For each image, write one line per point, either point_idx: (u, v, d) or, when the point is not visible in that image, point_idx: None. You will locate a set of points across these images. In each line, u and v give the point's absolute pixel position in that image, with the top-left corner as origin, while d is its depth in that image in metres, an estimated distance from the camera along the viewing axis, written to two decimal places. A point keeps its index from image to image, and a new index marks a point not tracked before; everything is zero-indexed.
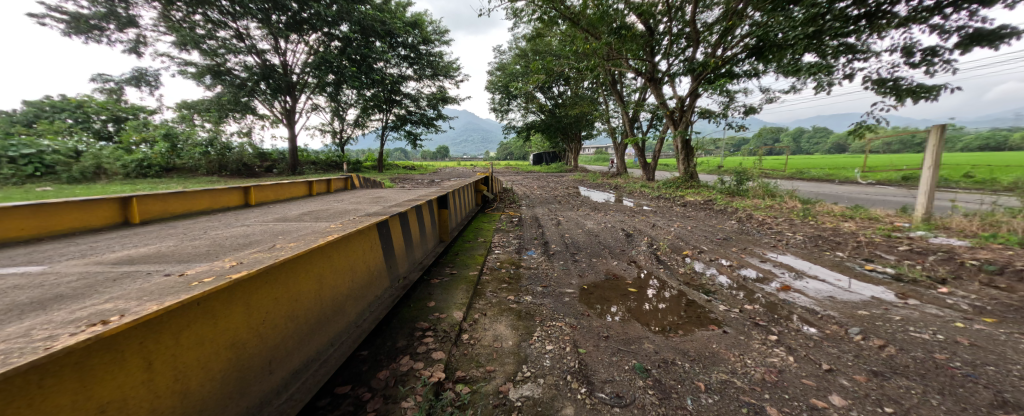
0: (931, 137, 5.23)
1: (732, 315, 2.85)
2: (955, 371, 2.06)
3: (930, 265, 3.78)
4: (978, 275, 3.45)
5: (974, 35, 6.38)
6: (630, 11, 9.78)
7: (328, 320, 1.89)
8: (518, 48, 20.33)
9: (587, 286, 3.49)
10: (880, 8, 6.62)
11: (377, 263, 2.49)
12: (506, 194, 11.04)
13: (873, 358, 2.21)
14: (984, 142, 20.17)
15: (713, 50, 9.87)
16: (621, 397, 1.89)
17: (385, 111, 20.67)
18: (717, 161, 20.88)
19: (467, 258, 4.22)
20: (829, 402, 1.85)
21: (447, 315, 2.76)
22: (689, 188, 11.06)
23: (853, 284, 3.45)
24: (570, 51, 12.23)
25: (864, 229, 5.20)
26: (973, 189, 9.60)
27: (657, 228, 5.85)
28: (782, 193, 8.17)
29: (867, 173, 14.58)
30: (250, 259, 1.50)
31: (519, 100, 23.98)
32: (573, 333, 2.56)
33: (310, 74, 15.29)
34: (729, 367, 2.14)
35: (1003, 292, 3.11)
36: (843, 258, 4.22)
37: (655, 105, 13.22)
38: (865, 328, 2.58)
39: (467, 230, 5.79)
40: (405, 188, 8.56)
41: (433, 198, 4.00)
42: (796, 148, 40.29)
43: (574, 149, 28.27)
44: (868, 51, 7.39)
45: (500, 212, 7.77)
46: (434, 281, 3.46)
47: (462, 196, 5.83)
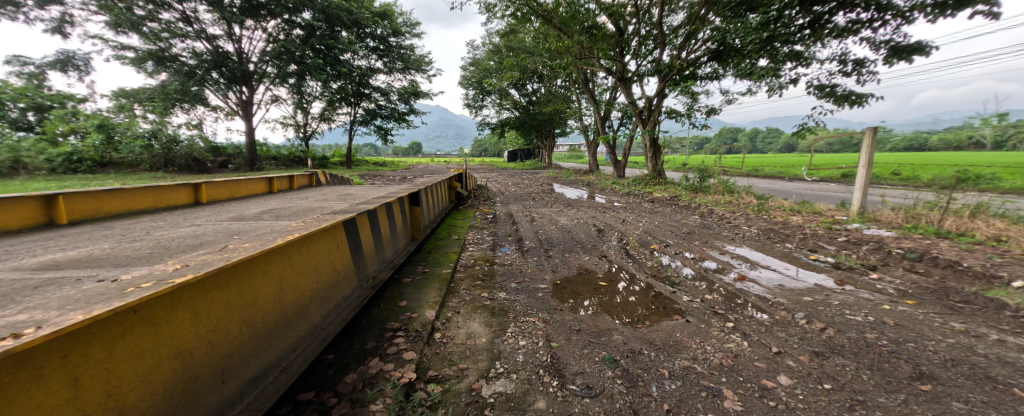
0: (866, 139, 5.75)
1: (694, 305, 3.00)
2: (882, 348, 2.29)
3: (864, 254, 4.17)
4: (902, 262, 3.86)
5: (896, 49, 7.10)
6: (601, 11, 9.99)
7: (291, 324, 1.81)
8: (492, 43, 20.12)
9: (559, 282, 3.55)
10: (822, 18, 7.21)
11: (344, 263, 2.39)
12: (479, 191, 11.01)
13: (816, 339, 2.42)
14: (906, 143, 22.68)
15: (678, 53, 10.24)
16: (591, 388, 1.95)
17: (353, 105, 19.86)
18: (681, 158, 21.85)
19: (440, 256, 4.15)
20: (778, 382, 1.99)
21: (419, 314, 2.71)
22: (656, 185, 11.52)
23: (799, 272, 3.76)
24: (542, 49, 12.31)
25: (808, 222, 5.66)
26: (898, 185, 10.70)
27: (626, 224, 6.05)
28: (741, 190, 8.67)
29: (813, 171, 15.84)
30: (197, 262, 1.40)
31: (493, 96, 23.85)
32: (545, 328, 2.59)
33: (268, 63, 14.45)
34: (690, 353, 2.27)
35: (921, 276, 3.51)
36: (791, 249, 4.56)
37: (625, 105, 13.58)
38: (809, 313, 2.81)
39: (440, 228, 5.70)
40: (376, 185, 8.31)
41: (404, 196, 3.90)
42: (752, 148, 42.87)
43: (548, 147, 28.63)
44: (811, 59, 8.02)
45: (474, 209, 7.72)
46: (406, 280, 3.39)
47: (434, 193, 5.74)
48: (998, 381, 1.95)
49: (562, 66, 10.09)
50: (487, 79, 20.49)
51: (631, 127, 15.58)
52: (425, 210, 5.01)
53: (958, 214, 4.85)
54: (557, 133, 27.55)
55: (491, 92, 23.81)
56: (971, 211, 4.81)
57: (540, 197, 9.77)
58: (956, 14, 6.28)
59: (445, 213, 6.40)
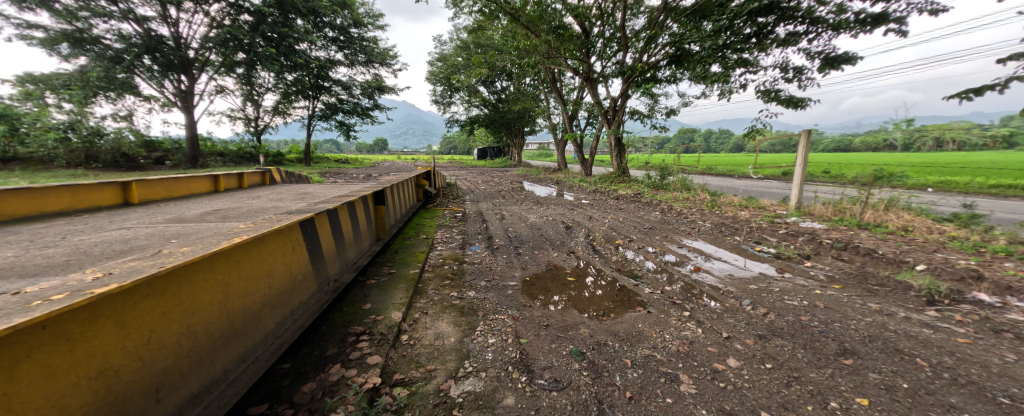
0: (802, 140, 6.33)
1: (655, 296, 3.16)
2: (814, 329, 2.55)
3: (800, 244, 4.61)
4: (830, 250, 4.31)
5: (829, 59, 7.88)
6: (568, 12, 10.15)
7: (239, 333, 1.69)
8: (459, 39, 19.82)
9: (528, 278, 3.59)
10: (765, 29, 7.83)
11: (301, 266, 2.26)
12: (448, 189, 10.85)
13: (760, 324, 2.64)
14: (836, 145, 25.25)
15: (640, 55, 10.63)
16: (558, 382, 1.99)
17: (311, 98, 18.75)
18: (644, 156, 22.80)
19: (407, 256, 4.05)
20: (727, 365, 2.15)
21: (384, 316, 2.63)
22: (621, 183, 11.96)
23: (747, 263, 4.08)
24: (511, 46, 12.33)
25: (754, 216, 6.15)
26: (828, 182, 11.90)
27: (593, 220, 6.24)
28: (697, 187, 9.21)
29: (759, 169, 17.19)
30: (124, 269, 1.26)
31: (461, 93, 23.50)
32: (515, 325, 2.62)
33: (211, 50, 13.26)
34: (651, 342, 2.39)
35: (846, 263, 3.94)
36: (740, 241, 4.93)
37: (591, 105, 13.93)
38: (754, 299, 3.06)
39: (408, 227, 5.56)
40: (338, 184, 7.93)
41: (368, 194, 3.76)
42: (706, 148, 45.70)
43: (516, 145, 28.75)
44: (757, 65, 8.69)
45: (443, 207, 7.60)
46: (370, 281, 3.27)
47: (401, 192, 5.59)
48: (904, 352, 2.24)
49: (531, 65, 10.15)
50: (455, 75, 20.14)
51: (596, 126, 16.04)
52: (391, 208, 4.86)
53: (876, 206, 5.49)
54: (526, 131, 27.70)
55: (460, 89, 23.45)
56: (886, 204, 5.47)
57: (510, 195, 9.80)
58: (874, 30, 7.08)
59: (412, 211, 6.25)
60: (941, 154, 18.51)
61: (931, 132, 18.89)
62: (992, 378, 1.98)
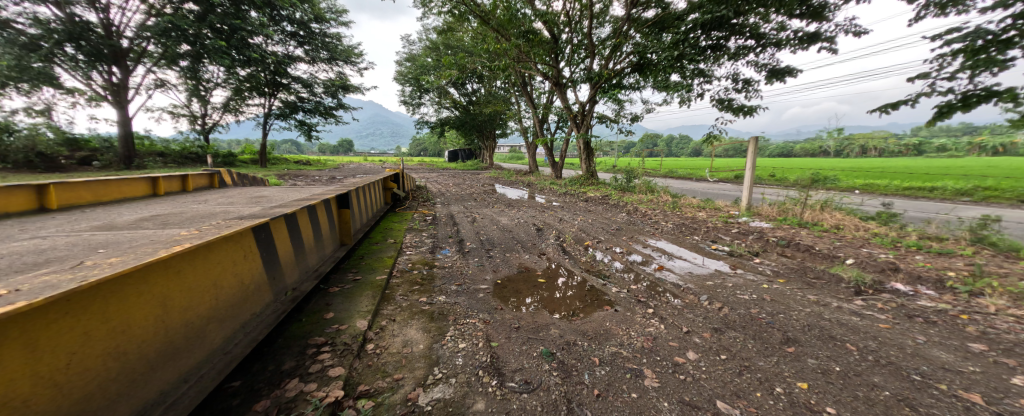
0: (750, 146, 6.84)
1: (622, 295, 3.27)
2: (762, 320, 2.76)
3: (751, 242, 4.97)
4: (777, 247, 4.69)
5: (773, 71, 8.59)
6: (537, 18, 10.30)
7: (179, 352, 1.54)
8: (428, 39, 19.53)
9: (500, 281, 3.59)
10: (718, 43, 8.40)
11: (254, 276, 2.11)
12: (418, 192, 10.61)
13: (716, 317, 2.81)
14: (781, 151, 27.51)
15: (606, 62, 10.99)
16: (529, 383, 2.01)
17: (267, 95, 17.62)
18: (611, 159, 23.57)
19: (374, 262, 3.91)
20: (686, 358, 2.27)
21: (348, 325, 2.52)
22: (589, 185, 12.28)
23: (704, 260, 4.33)
24: (481, 49, 12.32)
25: (711, 217, 6.56)
26: (774, 185, 12.92)
27: (563, 222, 6.36)
28: (660, 189, 9.66)
29: (715, 172, 18.32)
30: (37, 285, 1.13)
31: (431, 94, 23.11)
32: (485, 328, 2.61)
33: (149, 40, 12.12)
34: (618, 340, 2.47)
35: (790, 259, 4.31)
36: (698, 241, 5.24)
37: (561, 109, 14.22)
38: (710, 295, 3.26)
39: (375, 231, 5.38)
40: (298, 186, 7.52)
41: (331, 198, 3.59)
42: (668, 153, 48.01)
43: (488, 148, 28.69)
44: (712, 75, 9.27)
45: (412, 210, 7.43)
46: (333, 289, 3.13)
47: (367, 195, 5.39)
48: (837, 338, 2.48)
49: (501, 68, 10.19)
50: (424, 75, 19.80)
51: (566, 130, 16.39)
52: (357, 212, 4.67)
53: (814, 207, 6.05)
54: (497, 133, 27.75)
55: (429, 90, 23.06)
56: (822, 204, 6.05)
57: (481, 198, 9.75)
58: (811, 46, 7.81)
59: (379, 215, 6.05)
60: (867, 160, 20.76)
61: (859, 140, 21.16)
62: (907, 358, 2.24)
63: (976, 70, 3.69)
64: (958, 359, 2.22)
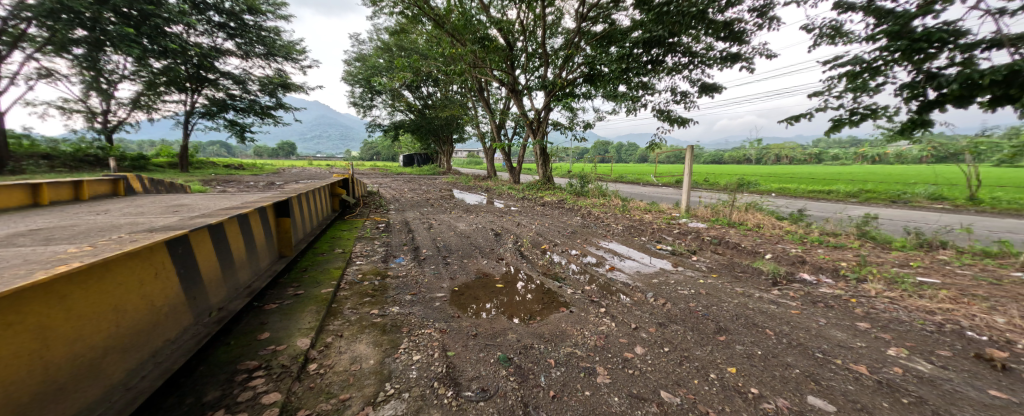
0: (687, 154, 7.47)
1: (576, 296, 3.38)
2: (698, 313, 3.01)
3: (690, 241, 5.41)
4: (712, 245, 5.15)
5: (703, 87, 9.49)
6: (491, 25, 10.35)
7: (64, 392, 1.32)
8: (380, 40, 18.83)
9: (457, 288, 3.53)
10: (657, 58, 9.10)
11: (169, 297, 1.87)
12: (370, 198, 10.12)
13: (660, 312, 3.01)
14: (714, 158, 30.39)
15: (559, 71, 11.37)
16: (486, 391, 1.99)
17: (190, 91, 15.75)
18: (566, 165, 24.30)
19: (319, 273, 3.64)
20: (634, 353, 2.40)
21: (287, 345, 2.32)
22: (546, 190, 12.56)
23: (650, 259, 4.63)
24: (436, 52, 12.15)
25: (656, 218, 7.05)
26: (709, 188, 14.20)
27: (521, 226, 6.43)
28: (611, 193, 10.17)
29: (659, 177, 19.69)
30: None
31: (383, 96, 22.25)
32: (442, 337, 2.54)
33: (32, 23, 10.28)
34: (573, 340, 2.54)
35: (722, 255, 4.75)
36: (645, 241, 5.59)
37: (517, 115, 14.44)
38: (656, 291, 3.48)
39: (320, 241, 5.02)
40: (230, 193, 6.81)
41: (267, 205, 3.29)
42: (619, 159, 50.69)
43: (445, 153, 28.25)
44: (653, 88, 10.01)
45: (363, 217, 7.06)
46: (270, 306, 2.86)
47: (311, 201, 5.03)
48: (759, 325, 2.78)
49: (458, 73, 10.09)
50: (376, 77, 19.04)
51: (522, 136, 16.62)
52: (299, 220, 4.33)
53: (740, 208, 6.76)
54: (455, 138, 27.42)
55: (381, 92, 22.18)
56: (747, 206, 6.78)
57: (438, 203, 9.55)
58: (734, 66, 8.75)
59: (325, 223, 5.66)
60: (783, 167, 23.64)
61: (775, 149, 24.05)
62: (812, 338, 2.58)
63: (857, 92, 4.43)
64: (850, 337, 2.60)
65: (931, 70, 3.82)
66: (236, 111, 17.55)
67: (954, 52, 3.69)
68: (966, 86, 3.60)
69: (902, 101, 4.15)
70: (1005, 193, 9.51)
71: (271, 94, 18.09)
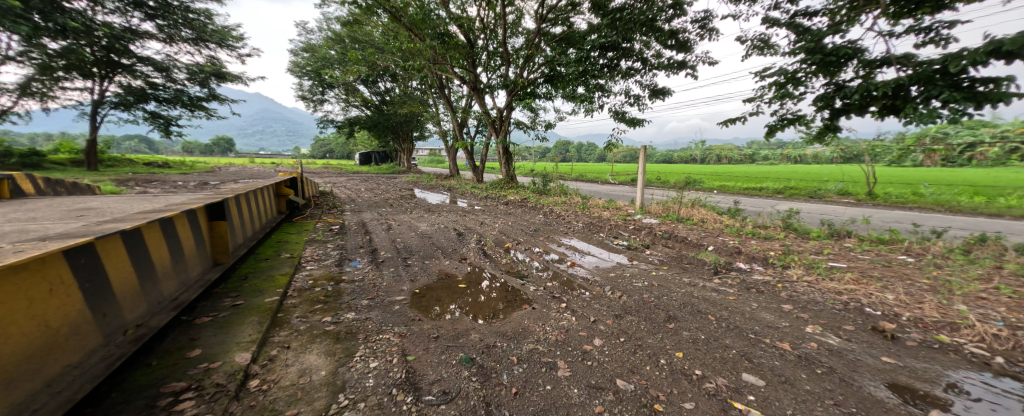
0: (641, 154, 7.87)
1: (539, 293, 3.43)
2: (651, 303, 3.19)
3: (644, 236, 5.72)
4: (664, 239, 5.49)
5: (654, 90, 10.06)
6: (451, 21, 10.15)
7: None
8: (330, 30, 17.72)
9: (418, 290, 3.43)
10: (612, 62, 9.50)
11: (73, 316, 1.64)
12: (322, 198, 9.52)
13: (617, 305, 3.15)
14: (665, 157, 32.33)
15: (520, 71, 11.45)
16: (447, 393, 1.95)
17: (100, 78, 13.75)
18: (529, 164, 24.55)
19: (262, 281, 3.36)
20: (593, 344, 2.49)
21: (224, 361, 2.11)
22: (509, 189, 12.60)
23: (609, 254, 4.82)
24: (393, 46, 11.69)
25: (614, 215, 7.36)
26: (661, 186, 15.10)
27: (484, 226, 6.39)
28: (572, 191, 10.44)
29: (616, 176, 20.58)
30: None
31: (335, 90, 21.00)
32: (401, 342, 2.45)
33: None
34: (535, 336, 2.57)
35: (673, 249, 5.07)
36: (604, 237, 5.81)
37: (479, 114, 14.34)
38: (613, 285, 3.64)
39: (263, 245, 4.62)
40: (155, 194, 6.07)
41: (198, 208, 2.97)
42: (578, 158, 52.23)
43: (405, 151, 27.34)
44: (609, 90, 10.42)
45: (314, 219, 6.63)
46: (203, 319, 2.59)
47: (253, 203, 4.62)
48: (703, 312, 3.01)
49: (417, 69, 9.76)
50: (327, 69, 17.92)
51: (484, 135, 16.53)
52: (238, 224, 3.96)
53: (687, 204, 7.27)
54: (415, 136, 26.64)
55: (333, 86, 20.92)
56: (693, 202, 7.32)
57: (398, 203, 9.21)
58: (679, 72, 9.38)
59: (270, 226, 5.23)
60: (725, 166, 25.78)
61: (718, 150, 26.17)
62: (747, 321, 2.84)
63: (783, 99, 4.92)
64: (778, 318, 2.90)
65: (839, 82, 4.36)
66: (160, 102, 15.59)
67: (858, 67, 4.23)
68: (865, 97, 4.15)
69: (817, 109, 4.68)
70: (895, 189, 11.14)
71: (203, 84, 16.32)
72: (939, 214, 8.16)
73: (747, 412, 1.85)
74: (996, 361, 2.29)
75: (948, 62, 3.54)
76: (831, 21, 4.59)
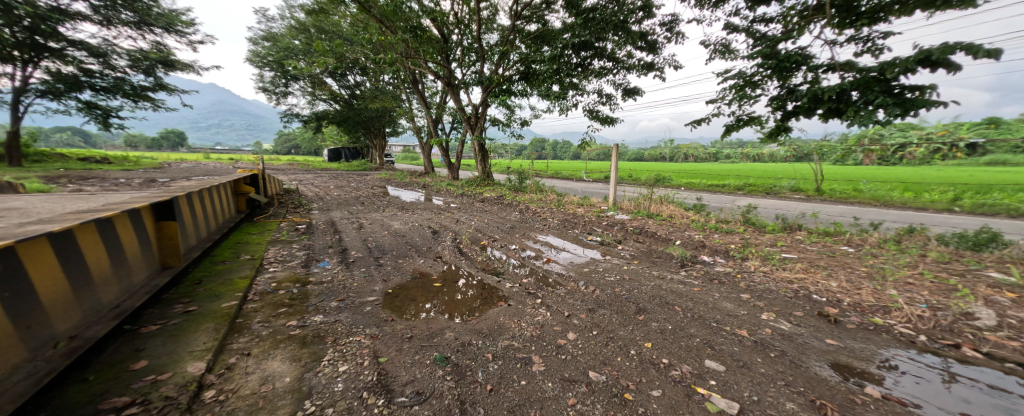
0: (613, 152, 8.06)
1: (514, 289, 3.44)
2: (623, 296, 3.29)
3: (616, 231, 5.88)
4: (634, 234, 5.67)
5: (626, 90, 10.34)
6: (424, 15, 9.89)
7: None
8: (294, 18, 16.77)
9: (391, 290, 3.34)
10: (586, 61, 9.67)
11: None
12: (287, 196, 9.04)
13: (590, 299, 3.22)
14: (636, 155, 33.36)
15: (495, 68, 11.38)
16: (420, 394, 1.92)
17: (23, 62, 12.28)
18: (504, 161, 24.53)
19: (219, 285, 3.15)
20: (567, 338, 2.53)
21: (176, 371, 1.97)
22: (485, 186, 12.52)
23: (583, 250, 4.92)
24: (363, 38, 11.25)
25: (588, 212, 7.51)
26: (632, 183, 15.56)
27: (459, 223, 6.32)
28: (547, 189, 10.54)
29: (590, 173, 20.99)
30: None
31: (300, 83, 19.95)
32: (372, 344, 2.38)
33: None
34: (510, 333, 2.58)
35: (643, 243, 5.25)
36: (579, 233, 5.92)
37: (454, 110, 14.14)
38: (587, 280, 3.72)
39: (221, 247, 4.32)
40: (94, 193, 5.52)
41: (144, 208, 2.73)
42: (553, 156, 52.83)
43: (377, 147, 26.50)
44: (583, 89, 10.59)
45: (279, 218, 6.29)
46: (150, 328, 2.39)
47: (209, 201, 4.31)
48: (670, 303, 3.14)
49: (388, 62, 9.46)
50: (291, 60, 16.98)
51: (460, 131, 16.33)
52: (191, 224, 3.68)
53: (656, 201, 7.55)
54: (387, 132, 25.83)
55: (298, 78, 19.87)
56: (661, 199, 7.61)
57: (370, 201, 8.92)
58: (648, 72, 9.68)
59: (228, 226, 4.90)
60: (691, 164, 26.98)
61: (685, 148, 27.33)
62: (710, 310, 3.00)
63: (741, 101, 5.21)
64: (737, 307, 3.08)
65: (791, 85, 4.66)
66: (97, 91, 14.12)
67: (807, 72, 4.54)
68: (814, 100, 4.47)
69: (771, 111, 4.99)
70: (839, 185, 12.10)
71: (148, 73, 14.97)
72: (876, 208, 8.96)
73: (709, 396, 1.95)
74: (921, 339, 2.55)
75: (883, 69, 3.89)
76: (784, 28, 4.90)
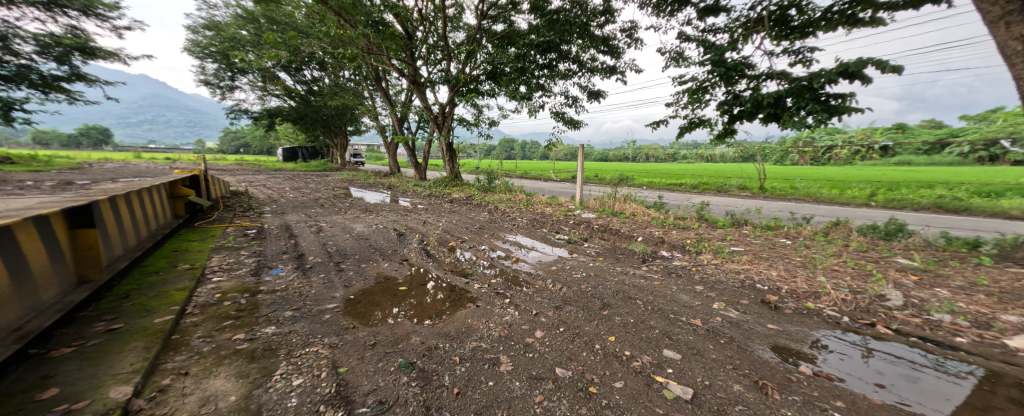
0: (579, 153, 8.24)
1: (483, 290, 3.42)
2: (588, 292, 3.38)
3: (583, 230, 6.02)
4: (600, 232, 5.85)
5: (590, 92, 10.62)
6: (387, 10, 9.54)
7: None
8: (239, 7, 15.48)
9: (352, 296, 3.18)
10: (551, 63, 9.81)
11: None
12: (236, 199, 8.36)
13: (558, 296, 3.28)
14: (601, 155, 34.39)
15: (462, 66, 11.24)
16: (383, 403, 1.85)
17: None
18: (473, 161, 24.28)
19: (151, 298, 2.84)
20: (535, 337, 2.56)
21: (96, 398, 1.75)
22: (454, 186, 12.32)
23: (551, 249, 4.98)
24: (321, 31, 10.64)
25: (556, 211, 7.63)
26: (598, 183, 16.02)
27: (426, 225, 6.17)
28: (516, 188, 10.57)
29: (558, 173, 21.34)
30: None
31: (249, 76, 18.48)
32: (331, 353, 2.26)
33: None
34: (478, 334, 2.56)
35: (608, 241, 5.43)
36: (547, 232, 5.99)
37: (420, 109, 13.79)
38: (555, 278, 3.78)
39: (155, 256, 3.90)
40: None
41: (55, 214, 2.40)
42: (522, 156, 53.13)
43: (336, 146, 25.20)
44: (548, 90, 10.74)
45: (225, 222, 5.80)
46: (63, 350, 2.10)
47: (139, 206, 3.88)
48: (632, 297, 3.28)
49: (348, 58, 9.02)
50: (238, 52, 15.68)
51: (426, 131, 15.95)
52: (117, 231, 3.29)
53: (620, 199, 7.83)
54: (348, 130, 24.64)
55: (246, 71, 18.40)
56: (625, 197, 7.90)
57: (331, 203, 8.45)
58: (610, 75, 10.02)
59: (165, 233, 4.44)
60: (652, 164, 28.28)
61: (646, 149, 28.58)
62: (668, 302, 3.16)
63: (694, 105, 5.55)
64: (692, 298, 3.27)
65: (735, 92, 5.04)
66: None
67: (749, 80, 4.94)
68: (756, 106, 4.86)
69: (719, 114, 5.35)
70: (779, 183, 13.24)
71: (62, 61, 13.17)
72: (810, 204, 9.91)
73: (666, 383, 2.06)
74: (845, 320, 2.85)
75: (812, 79, 4.31)
76: (731, 38, 5.29)
